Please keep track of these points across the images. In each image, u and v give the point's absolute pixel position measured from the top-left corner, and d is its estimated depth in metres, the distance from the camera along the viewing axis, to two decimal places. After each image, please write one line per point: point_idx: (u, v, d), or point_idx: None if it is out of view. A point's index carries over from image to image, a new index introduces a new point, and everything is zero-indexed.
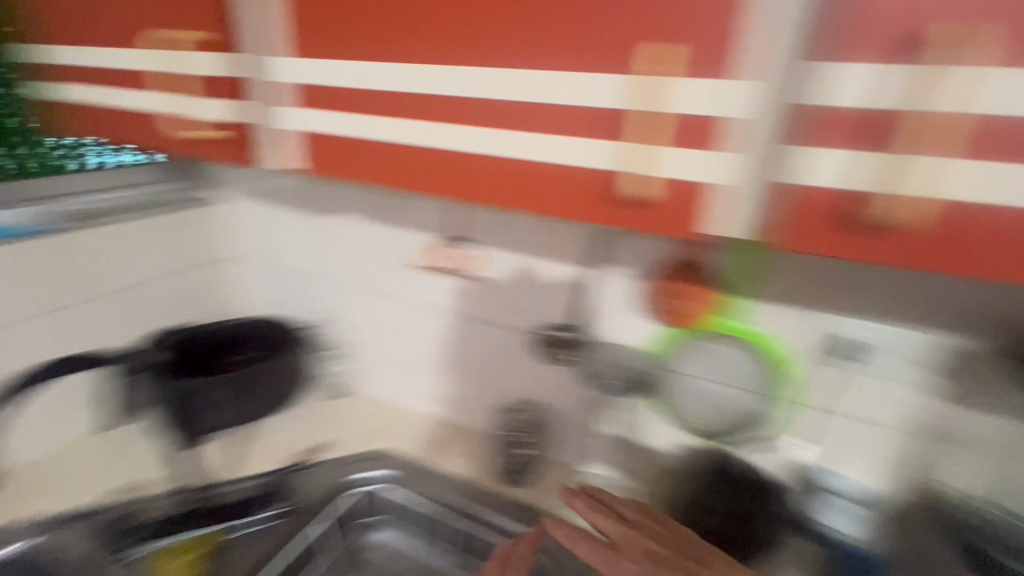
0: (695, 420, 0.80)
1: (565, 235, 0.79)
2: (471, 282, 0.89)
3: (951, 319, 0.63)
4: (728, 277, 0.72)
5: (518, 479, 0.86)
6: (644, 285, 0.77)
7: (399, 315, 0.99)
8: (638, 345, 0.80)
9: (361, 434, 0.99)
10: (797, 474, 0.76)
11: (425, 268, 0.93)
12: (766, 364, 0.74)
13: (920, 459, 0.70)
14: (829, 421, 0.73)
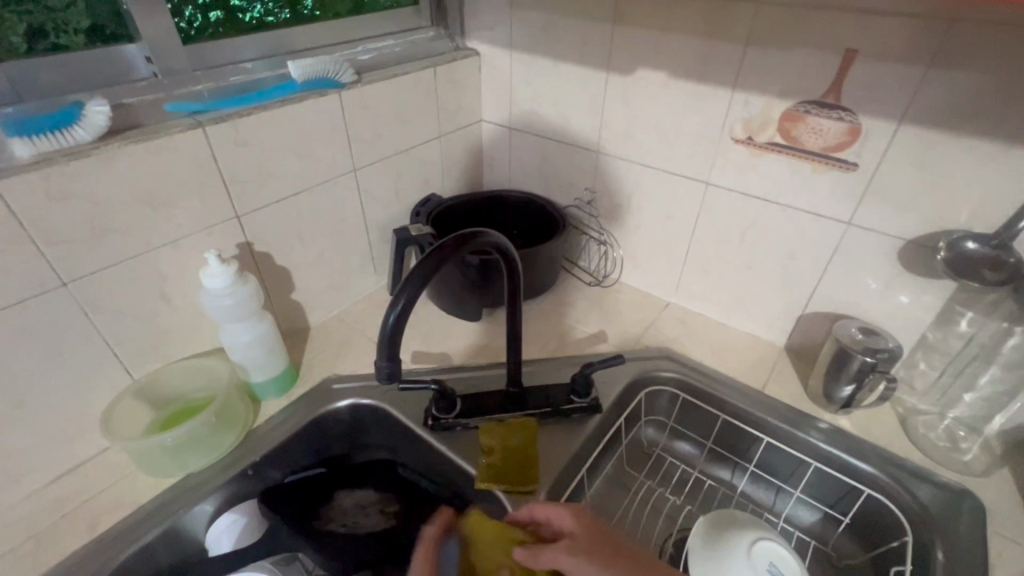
0: (835, 297, 0.86)
1: (678, 35, 0.82)
2: (367, 85, 0.89)
3: (977, 160, 0.67)
4: (841, 36, 0.69)
5: (449, 427, 0.79)
6: (823, 64, 0.72)
7: (350, 157, 0.92)
8: (740, 171, 0.86)
9: (329, 347, 0.96)
10: (786, 322, 0.93)
11: (351, 83, 0.87)
12: (977, 158, 0.67)
13: (865, 297, 0.83)
14: (858, 246, 0.80)
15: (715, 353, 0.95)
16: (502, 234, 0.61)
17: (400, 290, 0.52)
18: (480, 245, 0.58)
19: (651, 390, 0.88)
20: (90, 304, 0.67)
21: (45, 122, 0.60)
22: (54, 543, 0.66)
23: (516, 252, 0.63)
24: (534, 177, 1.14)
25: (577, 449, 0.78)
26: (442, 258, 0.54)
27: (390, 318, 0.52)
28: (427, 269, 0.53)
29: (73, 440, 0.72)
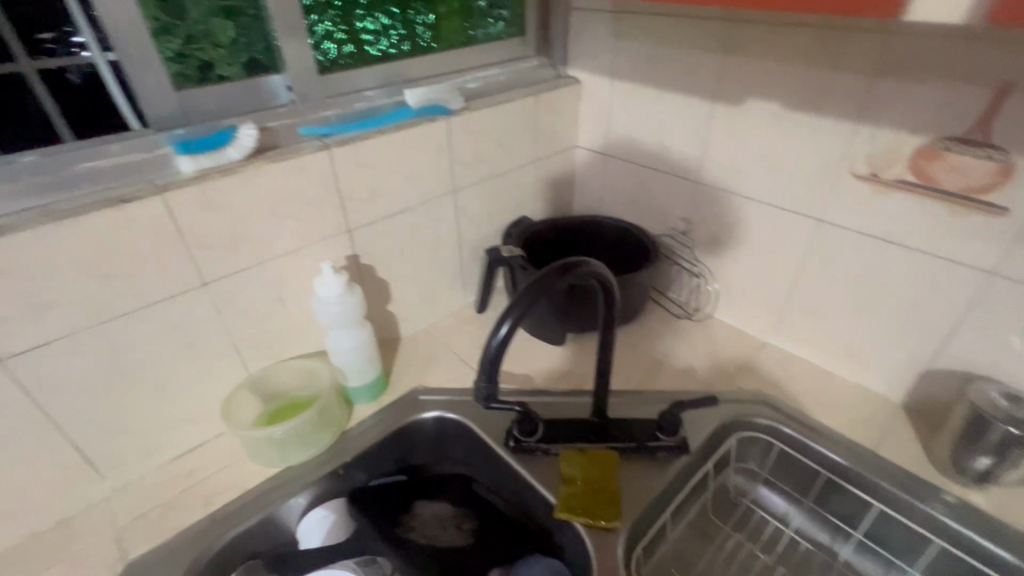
0: (969, 354, 0.76)
1: (796, 65, 0.79)
2: (473, 111, 0.93)
3: None
4: (992, 67, 0.63)
5: (531, 451, 0.79)
6: (968, 97, 0.65)
7: (452, 179, 0.96)
8: (858, 209, 0.79)
9: (417, 358, 1.00)
10: (905, 376, 0.84)
11: (459, 110, 0.91)
12: None
13: (1008, 356, 0.73)
14: (1001, 299, 0.71)
15: (817, 402, 0.87)
16: (603, 264, 0.61)
17: (505, 314, 0.54)
18: (582, 274, 0.58)
19: (744, 435, 0.83)
20: (222, 303, 0.75)
21: (206, 143, 0.69)
22: (174, 515, 0.73)
23: (616, 283, 0.62)
24: (626, 204, 1.13)
25: (661, 490, 0.75)
26: (545, 286, 0.55)
27: (494, 340, 0.53)
28: (530, 296, 0.54)
29: (195, 423, 0.80)
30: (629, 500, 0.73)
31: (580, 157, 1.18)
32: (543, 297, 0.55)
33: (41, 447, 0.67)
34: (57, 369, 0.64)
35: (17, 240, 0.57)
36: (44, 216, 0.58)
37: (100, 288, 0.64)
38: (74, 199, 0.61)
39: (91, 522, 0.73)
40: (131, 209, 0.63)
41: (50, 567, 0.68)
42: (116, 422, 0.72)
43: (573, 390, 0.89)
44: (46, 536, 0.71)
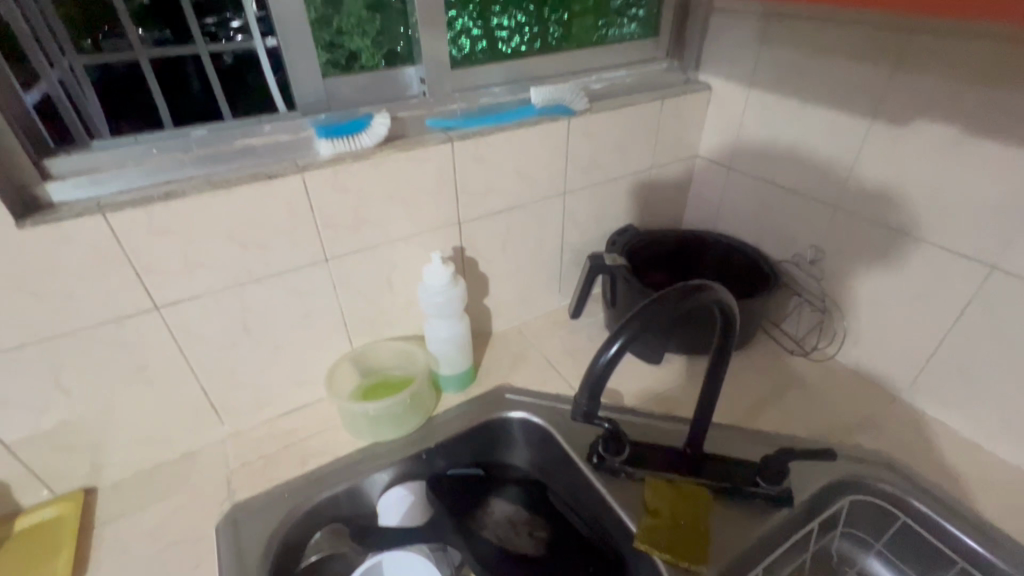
0: None
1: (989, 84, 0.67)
2: (596, 114, 0.90)
3: None
4: None
5: (614, 472, 0.76)
6: None
7: (565, 181, 0.95)
8: None
9: (506, 355, 1.00)
10: None
11: (583, 111, 0.89)
12: None
13: None
14: None
15: (956, 477, 0.75)
16: (727, 291, 0.56)
17: (616, 332, 0.52)
18: (703, 301, 0.54)
19: (859, 499, 0.73)
20: (338, 279, 0.80)
21: (344, 129, 0.73)
22: (276, 468, 0.79)
23: (739, 313, 0.57)
24: (746, 224, 1.05)
25: (754, 541, 0.68)
26: (662, 308, 0.52)
27: (601, 359, 0.51)
28: (645, 317, 0.51)
29: (301, 387, 0.87)
30: (717, 545, 0.68)
31: (699, 169, 1.11)
32: (658, 320, 0.52)
33: (178, 387, 0.76)
34: (198, 321, 0.72)
35: (182, 205, 0.63)
36: (206, 186, 0.65)
37: (241, 254, 0.70)
38: (230, 172, 0.68)
39: (208, 460, 0.81)
40: (275, 185, 0.68)
41: (173, 494, 0.76)
42: (238, 375, 0.80)
43: (664, 415, 0.84)
44: (171, 465, 0.80)
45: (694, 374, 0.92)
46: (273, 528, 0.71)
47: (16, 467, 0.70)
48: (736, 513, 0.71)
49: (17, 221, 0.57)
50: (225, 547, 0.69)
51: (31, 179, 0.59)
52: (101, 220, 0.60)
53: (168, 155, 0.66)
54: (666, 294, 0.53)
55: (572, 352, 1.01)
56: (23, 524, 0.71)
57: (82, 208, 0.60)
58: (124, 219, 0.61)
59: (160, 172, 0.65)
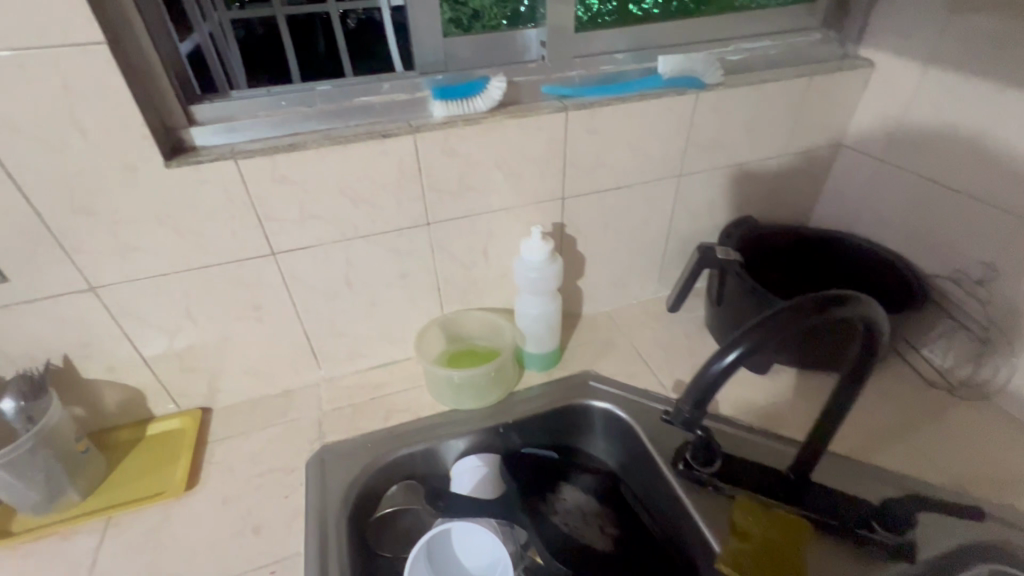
0: None
1: None
2: (730, 89, 0.81)
3: None
4: None
5: (700, 483, 0.70)
6: None
7: (682, 162, 0.87)
8: None
9: (594, 340, 0.96)
10: None
11: (715, 86, 0.80)
12: None
13: None
14: None
15: None
16: (878, 306, 0.47)
17: (736, 339, 0.46)
18: (848, 314, 0.46)
19: None
20: (437, 243, 0.80)
21: (459, 91, 0.71)
22: (362, 417, 0.83)
23: (887, 334, 0.48)
24: (893, 227, 0.90)
25: None
26: (795, 319, 0.45)
27: (713, 367, 0.46)
28: (775, 326, 0.45)
29: (392, 344, 0.89)
30: None
31: (842, 160, 0.96)
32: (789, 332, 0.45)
33: (285, 328, 0.81)
34: (308, 270, 0.76)
35: (303, 157, 0.66)
36: (325, 140, 0.67)
37: (351, 209, 0.72)
38: (347, 129, 0.69)
39: (304, 400, 0.86)
40: (388, 145, 0.68)
41: (273, 426, 0.83)
42: (337, 325, 0.84)
43: (764, 431, 0.76)
44: (272, 399, 0.87)
45: (804, 391, 0.82)
46: (354, 474, 0.75)
47: (150, 380, 0.79)
48: (840, 555, 0.63)
49: (165, 161, 0.62)
50: (312, 482, 0.74)
51: (179, 123, 0.64)
52: (233, 166, 0.64)
53: (294, 108, 0.68)
54: (802, 301, 0.45)
55: (665, 347, 0.95)
56: (152, 430, 0.81)
57: (218, 154, 0.64)
58: (253, 168, 0.65)
59: (285, 124, 0.68)
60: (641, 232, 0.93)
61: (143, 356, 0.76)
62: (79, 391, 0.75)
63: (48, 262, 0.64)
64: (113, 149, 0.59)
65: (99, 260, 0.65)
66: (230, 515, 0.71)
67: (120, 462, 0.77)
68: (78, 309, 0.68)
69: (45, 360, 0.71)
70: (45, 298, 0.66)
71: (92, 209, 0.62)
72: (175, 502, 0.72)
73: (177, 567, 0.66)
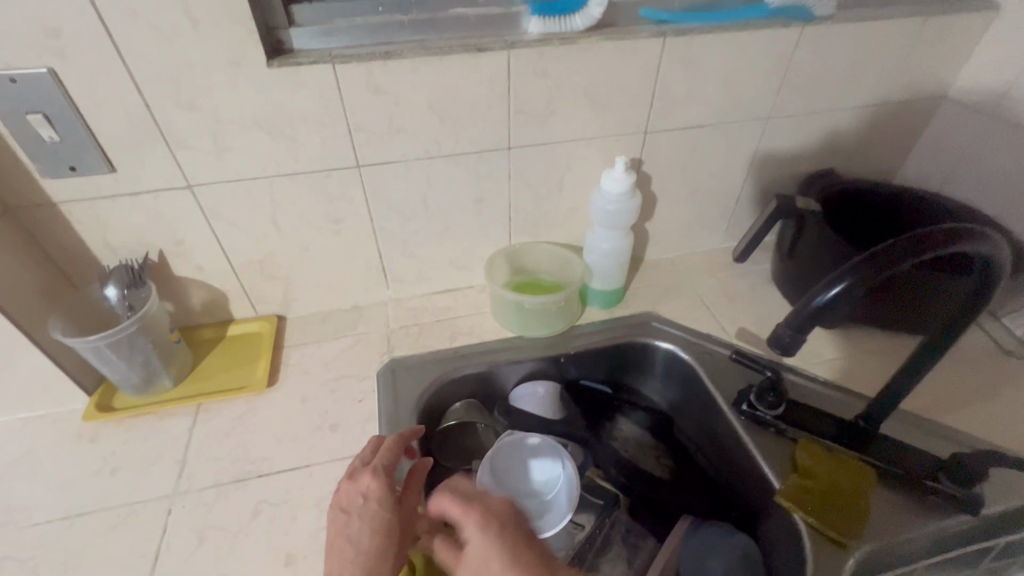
0: None
1: None
2: (838, 25, 0.76)
3: None
4: None
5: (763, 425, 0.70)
6: None
7: (773, 104, 0.83)
8: None
9: (657, 284, 0.96)
10: None
11: (824, 19, 0.75)
12: None
13: None
14: None
15: None
16: (999, 241, 0.46)
17: (842, 271, 0.46)
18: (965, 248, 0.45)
19: None
20: (515, 170, 0.80)
21: (558, 7, 0.68)
22: (429, 337, 0.86)
23: (1005, 271, 0.47)
24: (988, 188, 0.87)
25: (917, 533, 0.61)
26: (907, 254, 0.45)
27: (817, 298, 0.47)
28: (889, 257, 0.45)
29: (458, 270, 0.91)
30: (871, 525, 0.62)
31: (944, 115, 0.90)
32: (902, 263, 0.45)
33: (361, 244, 0.83)
34: (389, 187, 0.77)
35: (399, 66, 0.65)
36: (421, 50, 0.65)
37: (438, 126, 0.72)
38: (442, 40, 0.67)
39: (372, 317, 0.90)
40: (481, 60, 0.67)
41: (344, 337, 0.86)
42: (409, 245, 0.85)
43: (829, 382, 0.76)
44: (342, 313, 0.90)
45: (873, 348, 0.81)
46: (422, 387, 0.78)
47: (233, 283, 0.83)
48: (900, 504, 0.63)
49: (267, 61, 0.62)
50: (384, 391, 0.77)
51: (280, 23, 0.63)
52: (330, 71, 0.64)
53: (391, 15, 0.67)
54: (917, 238, 0.45)
55: (728, 296, 0.94)
56: (233, 331, 0.86)
57: (317, 57, 0.64)
58: (349, 73, 0.64)
59: (381, 31, 0.66)
60: (716, 176, 0.91)
61: (229, 258, 0.79)
62: (170, 286, 0.80)
63: (151, 154, 0.66)
64: (219, 44, 0.59)
65: (198, 158, 0.67)
66: (308, 412, 0.75)
67: (205, 357, 0.82)
68: (175, 205, 0.71)
69: (144, 253, 0.74)
70: (147, 193, 0.69)
71: (196, 105, 0.63)
72: (257, 396, 0.77)
73: (262, 451, 0.71)
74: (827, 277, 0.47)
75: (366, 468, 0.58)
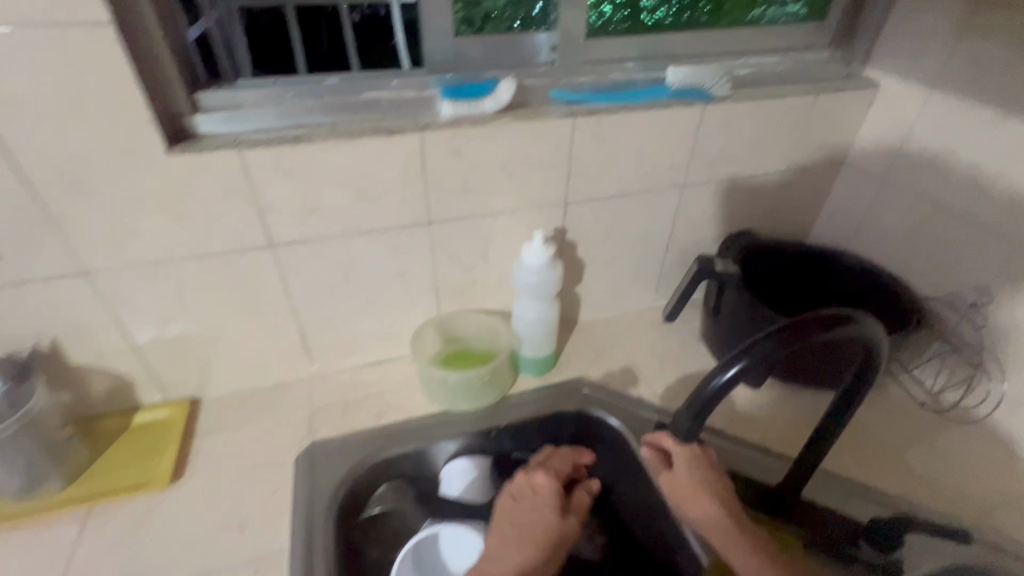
0: None
1: None
2: (735, 103, 0.81)
3: None
4: None
5: None
6: None
7: (686, 174, 0.87)
8: None
9: (590, 347, 0.96)
10: None
11: (723, 99, 0.81)
12: None
13: None
14: None
15: None
16: (876, 325, 0.48)
17: (736, 353, 0.46)
18: (846, 333, 0.46)
19: None
20: (438, 243, 0.80)
21: (469, 91, 0.71)
22: (354, 415, 0.82)
23: (884, 352, 0.49)
24: (888, 245, 0.91)
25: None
26: (796, 337, 0.45)
27: (714, 381, 0.47)
28: (777, 340, 0.45)
29: (387, 342, 0.89)
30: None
31: (843, 179, 0.97)
32: (791, 346, 0.46)
33: (280, 322, 0.80)
34: (306, 265, 0.75)
35: (308, 150, 0.65)
36: (331, 134, 0.66)
37: (354, 205, 0.71)
38: (353, 124, 0.68)
39: (296, 395, 0.85)
40: (394, 142, 0.68)
41: (263, 420, 0.82)
42: (332, 321, 0.83)
43: (756, 445, 0.77)
44: (263, 392, 0.86)
45: (797, 406, 0.83)
46: (344, 472, 0.74)
47: (139, 368, 0.77)
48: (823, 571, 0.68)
49: (166, 148, 0.61)
50: (302, 480, 0.73)
51: (182, 110, 0.63)
52: (235, 155, 0.63)
53: (301, 100, 0.67)
54: (802, 321, 0.46)
55: (659, 356, 0.95)
56: (140, 419, 0.80)
57: (222, 143, 0.63)
58: (256, 159, 0.64)
59: (290, 115, 0.67)
60: (639, 241, 0.93)
61: (134, 343, 0.74)
62: (66, 376, 0.74)
63: (41, 243, 0.62)
64: (114, 133, 0.58)
65: (95, 244, 0.64)
66: (217, 509, 0.70)
67: (105, 450, 0.76)
68: (70, 293, 0.67)
69: (35, 343, 0.69)
70: (37, 283, 0.65)
71: (91, 192, 0.61)
72: (161, 493, 0.71)
73: (160, 559, 0.65)
74: (723, 358, 0.47)
75: (542, 467, 0.76)
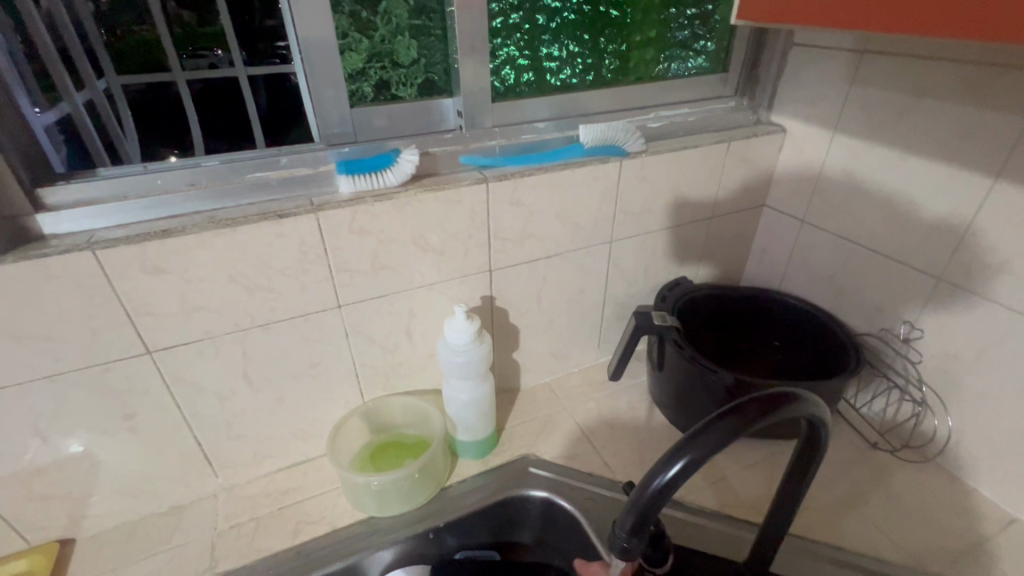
0: None
1: None
2: (651, 157, 0.80)
3: None
4: None
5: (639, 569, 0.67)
6: None
7: (612, 229, 0.84)
8: None
9: (535, 417, 0.89)
10: None
11: (637, 153, 0.80)
12: None
13: None
14: None
15: None
16: (817, 400, 0.44)
17: (677, 448, 0.39)
18: (790, 414, 0.41)
19: None
20: (352, 327, 0.72)
21: (368, 164, 0.66)
22: (267, 535, 0.70)
23: (828, 430, 0.44)
24: (818, 283, 0.91)
25: None
26: (741, 426, 0.39)
27: (655, 482, 0.39)
28: (721, 431, 0.39)
29: (304, 440, 0.78)
30: None
31: (766, 220, 0.98)
32: (737, 436, 0.39)
33: (170, 437, 0.69)
34: (195, 369, 0.65)
35: (179, 244, 0.57)
36: (207, 224, 0.58)
37: (246, 298, 0.63)
38: (237, 209, 0.61)
39: (196, 517, 0.73)
40: (285, 226, 0.61)
41: (154, 556, 0.68)
42: (235, 427, 0.72)
43: (715, 512, 0.71)
44: (156, 519, 0.73)
45: (752, 462, 0.79)
46: None
47: None
48: None
49: None
50: None
51: (24, 210, 0.54)
52: (90, 257, 0.54)
53: (174, 188, 0.60)
54: (744, 405, 0.40)
55: (608, 420, 0.89)
56: None
57: (72, 245, 0.54)
58: (116, 258, 0.55)
59: (160, 206, 0.59)
60: (573, 300, 0.89)
61: None
62: None
63: None
64: None
65: None
66: None
67: None
68: None
69: None
70: None
71: None
72: None
73: None
74: (663, 454, 0.40)
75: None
